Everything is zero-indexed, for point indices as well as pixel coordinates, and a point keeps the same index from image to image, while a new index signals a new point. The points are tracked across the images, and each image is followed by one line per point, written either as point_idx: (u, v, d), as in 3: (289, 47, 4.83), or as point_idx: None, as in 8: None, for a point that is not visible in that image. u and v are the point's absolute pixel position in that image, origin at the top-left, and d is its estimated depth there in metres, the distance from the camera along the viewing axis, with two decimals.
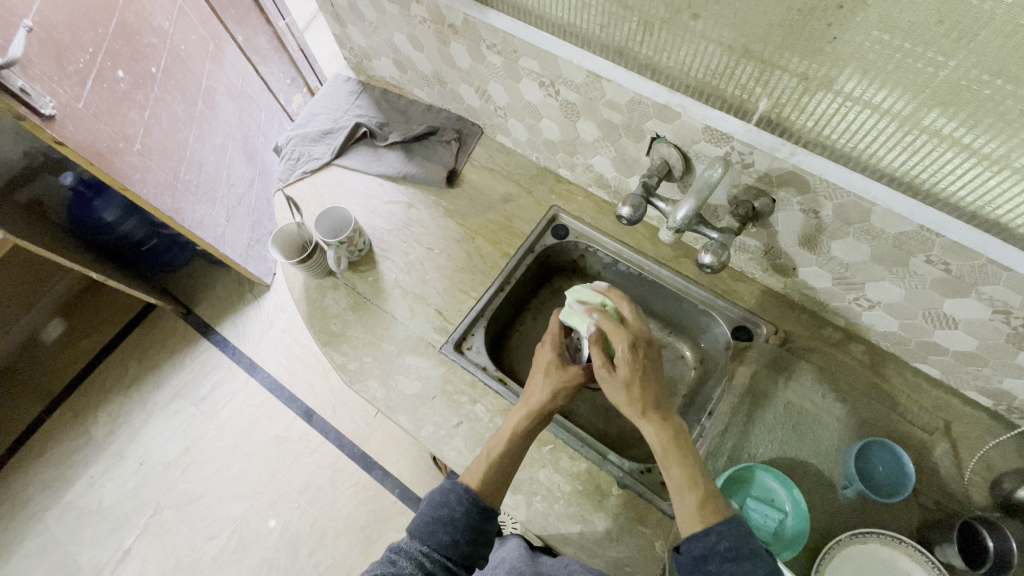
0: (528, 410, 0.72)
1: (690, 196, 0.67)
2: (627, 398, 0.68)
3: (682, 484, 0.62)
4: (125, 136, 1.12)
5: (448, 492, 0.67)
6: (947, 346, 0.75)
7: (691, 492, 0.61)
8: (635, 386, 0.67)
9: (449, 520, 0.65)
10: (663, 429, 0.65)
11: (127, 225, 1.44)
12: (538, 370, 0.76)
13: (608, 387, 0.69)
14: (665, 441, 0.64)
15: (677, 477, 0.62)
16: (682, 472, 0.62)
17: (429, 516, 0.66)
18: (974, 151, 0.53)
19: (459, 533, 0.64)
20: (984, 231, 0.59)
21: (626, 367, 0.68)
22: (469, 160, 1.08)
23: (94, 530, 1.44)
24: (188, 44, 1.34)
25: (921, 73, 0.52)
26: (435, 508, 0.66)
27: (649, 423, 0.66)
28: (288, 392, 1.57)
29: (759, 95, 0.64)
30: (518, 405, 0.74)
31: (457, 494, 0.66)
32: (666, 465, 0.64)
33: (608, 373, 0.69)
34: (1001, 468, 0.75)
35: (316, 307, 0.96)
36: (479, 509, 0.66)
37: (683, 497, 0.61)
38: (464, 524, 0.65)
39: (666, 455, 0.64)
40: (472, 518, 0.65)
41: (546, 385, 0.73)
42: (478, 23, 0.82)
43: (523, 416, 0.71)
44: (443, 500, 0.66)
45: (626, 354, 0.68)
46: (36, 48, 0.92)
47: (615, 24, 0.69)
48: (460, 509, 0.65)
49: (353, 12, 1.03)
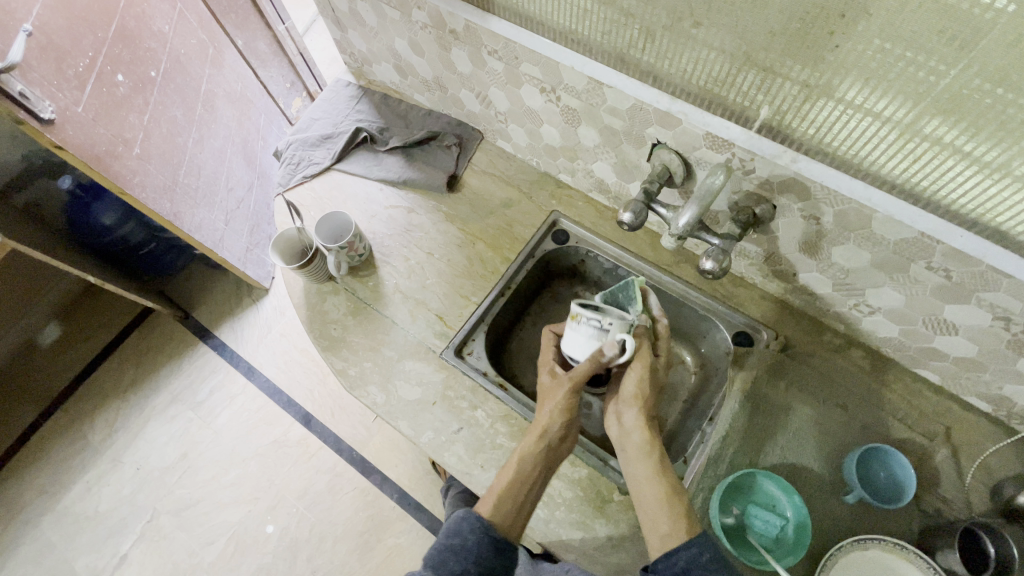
0: (533, 436, 0.72)
1: (693, 202, 0.67)
2: (645, 394, 0.71)
3: (669, 493, 0.63)
4: (124, 140, 1.11)
5: (461, 521, 0.66)
6: (947, 352, 0.75)
7: (676, 502, 0.62)
8: (654, 391, 0.72)
9: (460, 549, 0.63)
10: (655, 435, 0.69)
11: (126, 228, 1.42)
12: (546, 400, 0.74)
13: (640, 378, 0.71)
14: (658, 447, 0.67)
15: (660, 490, 0.64)
16: (668, 480, 0.64)
17: (441, 545, 0.64)
18: (975, 159, 0.54)
19: (471, 563, 0.62)
20: (985, 238, 0.59)
21: (663, 370, 0.75)
22: (469, 165, 1.08)
23: (90, 536, 1.43)
24: (187, 47, 1.34)
25: (922, 82, 0.52)
26: (448, 536, 0.65)
27: (649, 425, 0.69)
28: (286, 396, 1.57)
29: (760, 103, 0.65)
30: (530, 433, 0.72)
31: (470, 522, 0.65)
32: (654, 472, 0.65)
33: (648, 372, 0.72)
34: (1002, 474, 0.76)
35: (316, 312, 0.96)
36: (492, 539, 0.64)
37: (671, 508, 0.62)
38: (476, 554, 0.63)
39: (660, 463, 0.66)
40: (484, 548, 0.63)
41: (557, 415, 0.72)
42: (479, 29, 0.82)
43: (532, 443, 0.71)
44: (455, 528, 0.65)
45: (667, 362, 0.76)
46: (35, 52, 0.92)
47: (617, 31, 0.69)
48: (473, 538, 0.64)
49: (354, 18, 1.03)
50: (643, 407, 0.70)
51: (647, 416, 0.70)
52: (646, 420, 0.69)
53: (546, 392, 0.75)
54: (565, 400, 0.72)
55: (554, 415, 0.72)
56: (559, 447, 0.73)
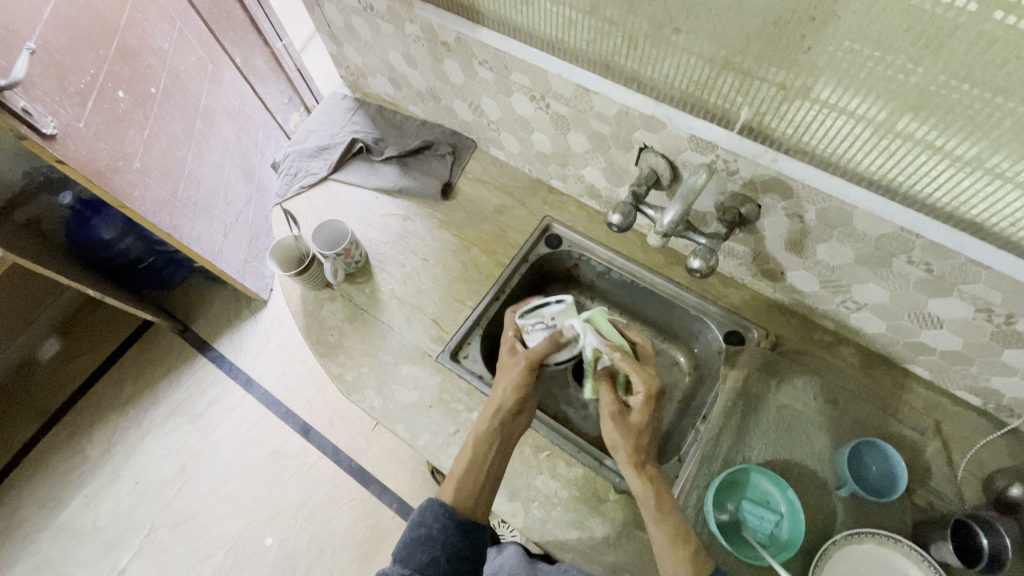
0: (487, 414, 0.75)
1: (676, 201, 0.69)
2: (623, 441, 0.71)
3: (671, 539, 0.64)
4: (125, 155, 1.14)
5: (425, 510, 0.70)
6: (934, 346, 0.76)
7: (682, 548, 0.64)
8: (633, 435, 0.72)
9: (426, 538, 0.67)
10: (652, 482, 0.69)
11: (126, 242, 1.46)
12: (504, 377, 0.78)
13: (610, 426, 0.73)
14: (654, 494, 0.68)
15: (665, 537, 0.65)
16: (671, 528, 0.65)
17: (408, 537, 0.68)
18: (947, 153, 0.56)
19: (438, 550, 0.66)
20: (961, 230, 0.61)
21: (641, 411, 0.73)
22: (463, 173, 1.10)
23: (88, 551, 1.42)
24: (186, 64, 1.37)
25: (892, 81, 0.54)
26: (412, 529, 0.68)
27: (643, 474, 0.69)
28: (285, 407, 1.57)
29: (741, 104, 0.67)
30: (485, 411, 0.76)
31: (433, 510, 0.69)
32: (656, 519, 0.67)
33: (619, 415, 0.73)
34: (992, 467, 0.77)
35: (313, 318, 0.97)
36: (458, 523, 0.69)
37: (675, 555, 0.63)
38: (442, 540, 0.67)
39: (659, 511, 0.67)
40: (449, 532, 0.68)
41: (508, 392, 0.75)
42: (469, 40, 0.85)
43: (486, 421, 0.74)
44: (420, 519, 0.69)
45: (647, 397, 0.73)
46: (38, 69, 0.94)
47: (601, 39, 0.72)
48: (437, 525, 0.68)
49: (350, 32, 1.06)
50: (631, 456, 0.70)
51: (634, 463, 0.70)
52: (636, 467, 0.69)
53: (503, 370, 0.79)
54: (518, 376, 0.76)
55: (507, 395, 0.75)
56: (515, 420, 0.76)
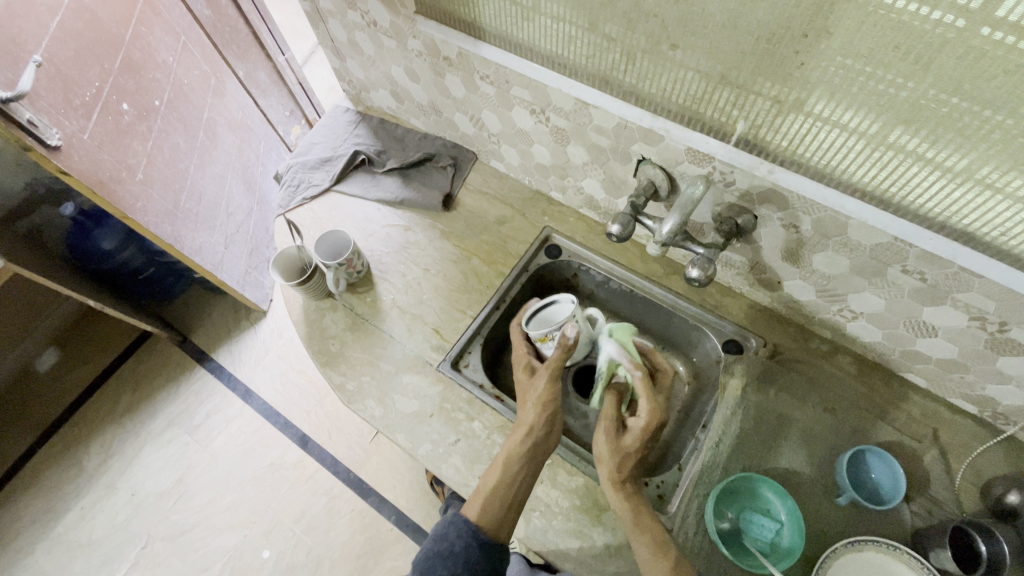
0: (518, 433, 0.74)
1: (675, 212, 0.70)
2: (609, 459, 0.73)
3: (652, 553, 0.66)
4: (128, 166, 1.15)
5: (449, 525, 0.70)
6: (930, 354, 0.77)
7: (661, 561, 0.65)
8: (619, 457, 0.73)
9: (448, 554, 0.68)
10: (629, 501, 0.70)
11: (126, 253, 1.47)
12: (529, 395, 0.77)
13: (602, 439, 0.75)
14: (629, 512, 0.70)
15: (643, 550, 0.67)
16: (649, 542, 0.67)
17: (431, 550, 0.69)
18: (938, 165, 0.57)
19: (459, 566, 0.67)
20: (954, 240, 0.62)
21: (634, 437, 0.73)
22: (464, 184, 1.12)
23: (83, 564, 1.40)
24: (190, 78, 1.39)
25: (883, 95, 0.56)
26: (436, 542, 0.70)
27: (622, 491, 0.71)
28: (283, 418, 1.57)
29: (737, 118, 0.69)
30: (515, 428, 0.75)
31: (457, 527, 0.70)
32: (632, 533, 0.68)
33: (613, 431, 0.75)
34: (990, 474, 0.77)
35: (314, 328, 0.97)
36: (481, 542, 0.69)
37: (657, 568, 0.65)
38: (464, 558, 0.68)
39: (636, 526, 0.69)
40: (471, 551, 0.68)
41: (537, 411, 0.74)
42: (470, 55, 0.87)
43: (518, 441, 0.73)
44: (444, 533, 0.70)
45: (645, 427, 0.73)
46: (44, 82, 0.96)
47: (600, 54, 0.74)
48: (460, 543, 0.68)
49: (353, 47, 1.08)
50: (613, 473, 0.72)
51: (616, 481, 0.71)
52: (615, 485, 0.71)
53: (527, 388, 0.78)
54: (545, 393, 0.75)
55: (537, 414, 0.74)
56: (546, 442, 0.74)
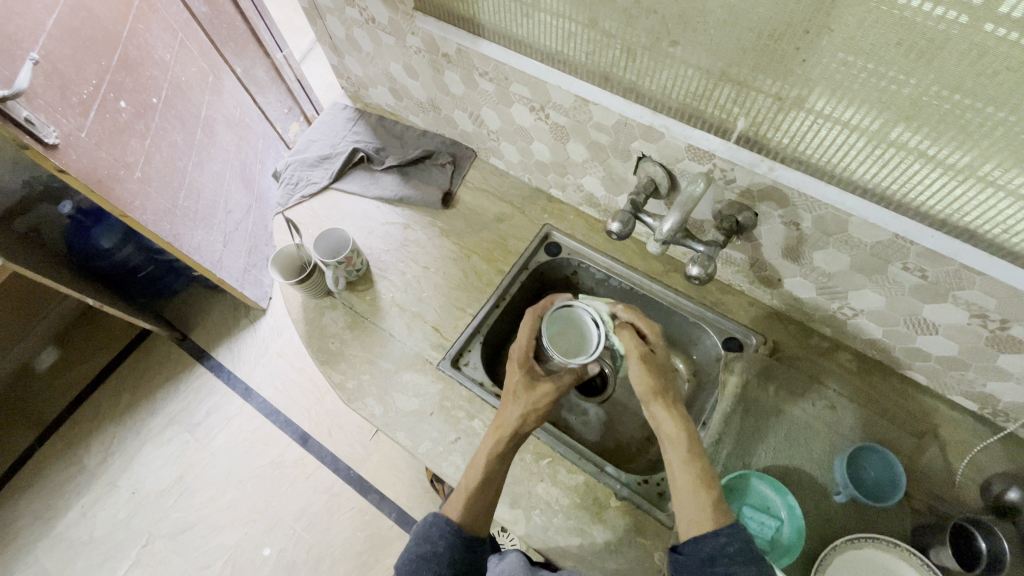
0: (500, 435, 0.72)
1: (675, 209, 0.70)
2: (653, 384, 0.73)
3: (696, 480, 0.64)
4: (126, 164, 1.14)
5: (431, 526, 0.69)
6: (931, 351, 0.77)
7: (709, 490, 0.63)
8: (662, 378, 0.73)
9: (432, 555, 0.66)
10: (684, 422, 0.69)
11: (125, 251, 1.47)
12: (517, 398, 0.74)
13: (640, 367, 0.74)
14: (684, 435, 0.68)
15: (690, 477, 0.65)
16: (699, 468, 0.65)
17: (412, 554, 0.67)
18: (940, 162, 0.57)
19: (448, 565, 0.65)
20: (955, 238, 0.62)
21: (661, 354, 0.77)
22: (463, 181, 1.11)
23: (84, 562, 1.41)
24: (188, 75, 1.38)
25: (885, 91, 0.56)
26: (419, 544, 0.68)
27: (674, 413, 0.70)
28: (283, 417, 1.56)
29: (737, 115, 0.68)
30: (497, 429, 0.73)
31: (439, 528, 0.68)
32: (684, 460, 0.66)
33: (648, 357, 0.75)
34: (990, 471, 0.77)
35: (314, 326, 0.97)
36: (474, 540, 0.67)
37: (700, 496, 0.63)
38: (449, 557, 0.66)
39: (689, 452, 0.66)
40: (455, 550, 0.67)
41: (523, 417, 0.72)
42: (469, 51, 0.86)
43: (499, 444, 0.72)
44: (427, 535, 0.68)
45: (658, 339, 0.78)
46: (41, 79, 0.95)
47: (600, 51, 0.74)
48: (443, 543, 0.67)
49: (351, 44, 1.07)
50: (660, 396, 0.72)
51: (666, 402, 0.71)
52: (667, 408, 0.71)
53: (514, 390, 0.75)
54: (540, 400, 0.73)
55: (522, 419, 0.72)
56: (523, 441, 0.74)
